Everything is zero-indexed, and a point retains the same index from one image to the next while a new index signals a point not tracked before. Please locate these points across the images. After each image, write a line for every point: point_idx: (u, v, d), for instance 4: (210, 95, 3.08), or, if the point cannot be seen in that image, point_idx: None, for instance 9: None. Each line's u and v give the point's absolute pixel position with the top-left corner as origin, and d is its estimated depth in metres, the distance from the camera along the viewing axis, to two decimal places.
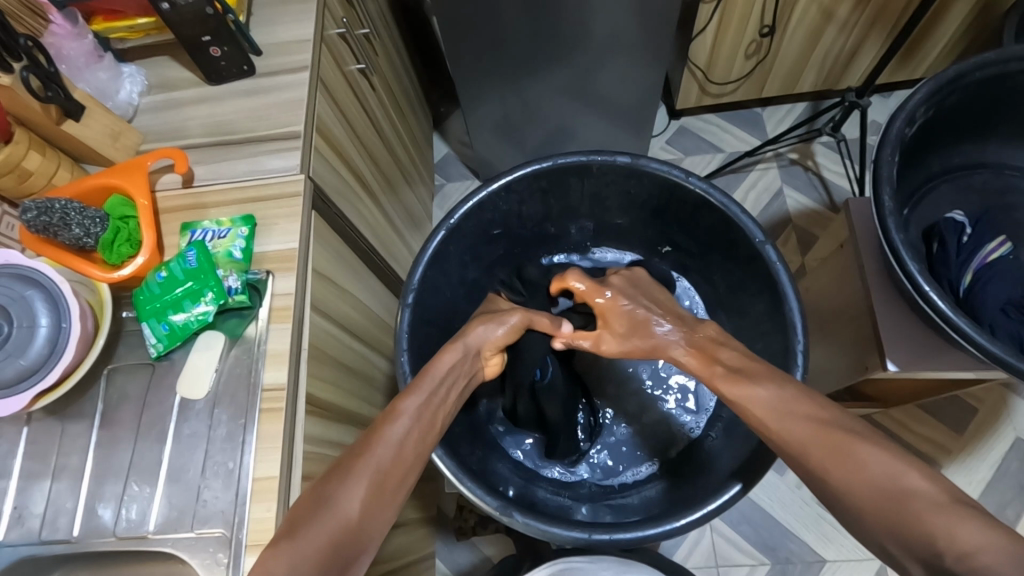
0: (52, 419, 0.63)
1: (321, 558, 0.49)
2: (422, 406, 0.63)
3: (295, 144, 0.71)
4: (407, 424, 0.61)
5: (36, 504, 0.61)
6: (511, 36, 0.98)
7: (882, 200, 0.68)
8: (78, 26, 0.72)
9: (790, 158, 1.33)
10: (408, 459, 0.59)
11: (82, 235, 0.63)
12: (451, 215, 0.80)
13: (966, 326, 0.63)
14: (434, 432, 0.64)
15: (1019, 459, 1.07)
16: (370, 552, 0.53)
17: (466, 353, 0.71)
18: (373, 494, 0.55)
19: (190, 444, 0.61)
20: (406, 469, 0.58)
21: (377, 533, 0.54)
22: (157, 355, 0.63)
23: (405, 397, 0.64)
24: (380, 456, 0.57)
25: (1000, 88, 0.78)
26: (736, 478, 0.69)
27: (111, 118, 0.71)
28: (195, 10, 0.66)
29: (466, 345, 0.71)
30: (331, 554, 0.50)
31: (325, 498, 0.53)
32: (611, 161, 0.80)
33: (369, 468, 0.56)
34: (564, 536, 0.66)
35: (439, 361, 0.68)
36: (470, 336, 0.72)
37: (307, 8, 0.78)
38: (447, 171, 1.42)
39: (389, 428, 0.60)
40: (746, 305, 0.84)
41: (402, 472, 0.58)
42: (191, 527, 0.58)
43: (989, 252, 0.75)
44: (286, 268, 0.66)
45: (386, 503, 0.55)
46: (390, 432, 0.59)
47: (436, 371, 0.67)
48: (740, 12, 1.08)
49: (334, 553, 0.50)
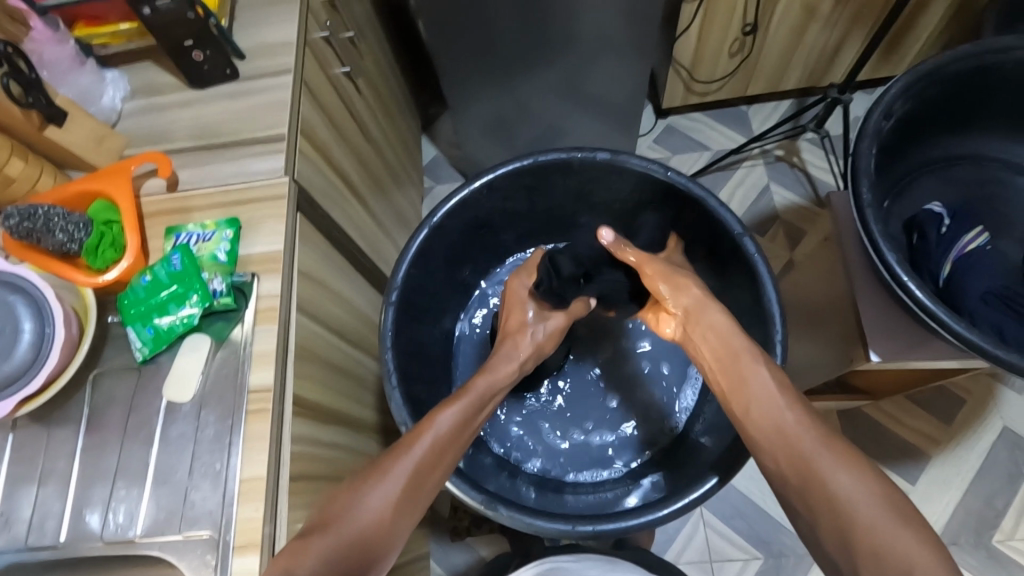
0: (38, 425, 0.63)
1: (350, 549, 0.54)
2: (465, 416, 0.67)
3: (278, 147, 0.72)
4: (443, 436, 0.64)
5: (23, 510, 0.60)
6: (495, 37, 0.98)
7: (861, 192, 0.68)
8: (59, 32, 0.72)
9: (776, 155, 1.34)
10: (442, 464, 0.64)
11: (65, 240, 0.63)
12: (434, 214, 0.80)
13: (944, 314, 0.63)
14: (471, 435, 0.69)
15: (1007, 449, 1.08)
16: (394, 549, 0.58)
17: (520, 370, 0.76)
18: (405, 494, 0.60)
19: (178, 448, 0.61)
20: (438, 473, 0.63)
21: (402, 531, 0.59)
22: (142, 359, 0.63)
23: (444, 407, 0.68)
24: (417, 457, 0.62)
25: (977, 81, 0.79)
26: (713, 471, 0.70)
27: (94, 123, 0.71)
28: (177, 15, 0.66)
29: (520, 360, 0.77)
30: (358, 546, 0.55)
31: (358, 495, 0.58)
32: (592, 157, 0.81)
33: (406, 469, 0.61)
34: (548, 529, 0.67)
35: (483, 376, 0.73)
36: (523, 352, 0.78)
37: (291, 11, 0.78)
38: (436, 173, 1.43)
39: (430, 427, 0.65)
40: (728, 299, 0.85)
41: (433, 475, 0.63)
42: (179, 530, 0.58)
43: (967, 242, 0.76)
44: (272, 270, 0.66)
45: (415, 503, 0.60)
46: (426, 445, 0.63)
47: (478, 386, 0.72)
48: (724, 10, 1.08)
49: (362, 556, 0.55)
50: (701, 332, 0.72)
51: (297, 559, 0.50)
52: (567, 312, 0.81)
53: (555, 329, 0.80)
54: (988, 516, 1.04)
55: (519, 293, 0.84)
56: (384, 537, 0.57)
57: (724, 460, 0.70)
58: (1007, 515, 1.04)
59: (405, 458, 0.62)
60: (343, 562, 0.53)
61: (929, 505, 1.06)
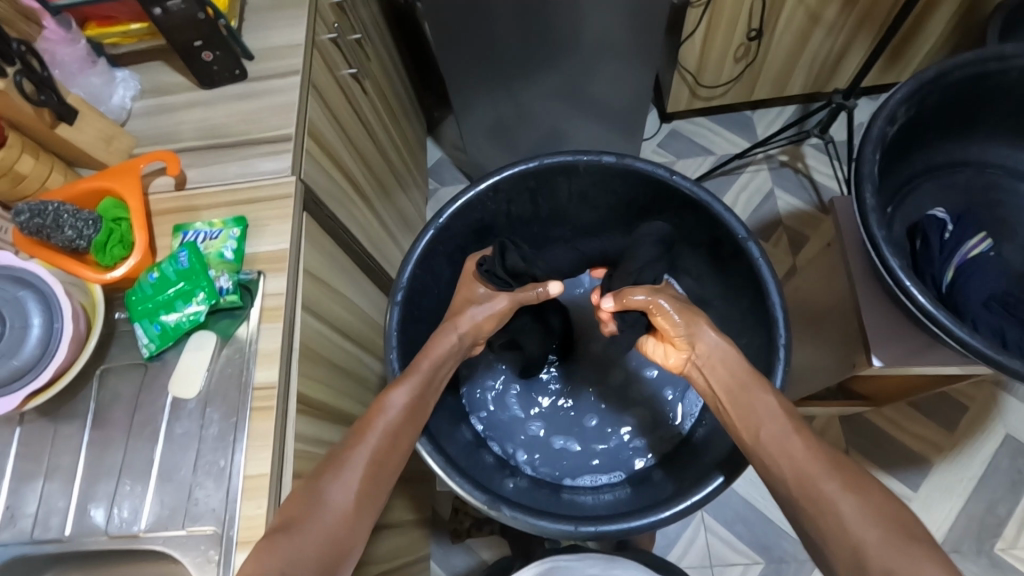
0: (45, 420, 0.64)
1: (318, 540, 0.55)
2: (416, 396, 0.68)
3: (286, 147, 0.72)
4: (395, 418, 0.65)
5: (28, 504, 0.61)
6: (501, 40, 0.99)
7: (865, 197, 0.69)
8: (71, 32, 0.72)
9: (781, 160, 1.34)
10: (397, 447, 0.65)
11: (74, 237, 0.63)
12: (439, 215, 0.81)
13: (947, 320, 0.64)
14: (425, 416, 0.70)
15: (1010, 456, 1.07)
16: (362, 538, 0.59)
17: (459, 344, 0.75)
18: (365, 479, 0.61)
19: (183, 444, 0.61)
20: (396, 456, 0.64)
21: (368, 519, 0.60)
22: (149, 356, 0.64)
23: (393, 388, 0.68)
24: (373, 441, 0.63)
25: (978, 89, 0.79)
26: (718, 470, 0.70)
27: (104, 122, 0.72)
28: (188, 16, 0.67)
29: (459, 333, 0.75)
30: (326, 538, 0.56)
31: (320, 485, 0.58)
32: (597, 161, 0.82)
33: (363, 454, 0.62)
34: (550, 529, 0.67)
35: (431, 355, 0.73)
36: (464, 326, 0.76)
37: (298, 13, 0.79)
38: (441, 174, 1.43)
39: (384, 406, 0.66)
40: (730, 302, 0.85)
41: (392, 456, 0.64)
42: (182, 525, 0.58)
43: (971, 248, 0.76)
44: (279, 269, 0.66)
45: (377, 488, 0.62)
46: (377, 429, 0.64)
47: (426, 365, 0.72)
48: (729, 15, 1.09)
49: (330, 549, 0.56)
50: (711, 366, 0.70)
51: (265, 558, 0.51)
52: (510, 295, 0.77)
53: (498, 311, 0.77)
54: (990, 523, 1.03)
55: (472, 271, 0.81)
56: (350, 527, 0.58)
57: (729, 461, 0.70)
58: (1009, 523, 1.03)
59: (358, 445, 0.63)
60: (312, 554, 0.54)
61: (932, 511, 1.05)
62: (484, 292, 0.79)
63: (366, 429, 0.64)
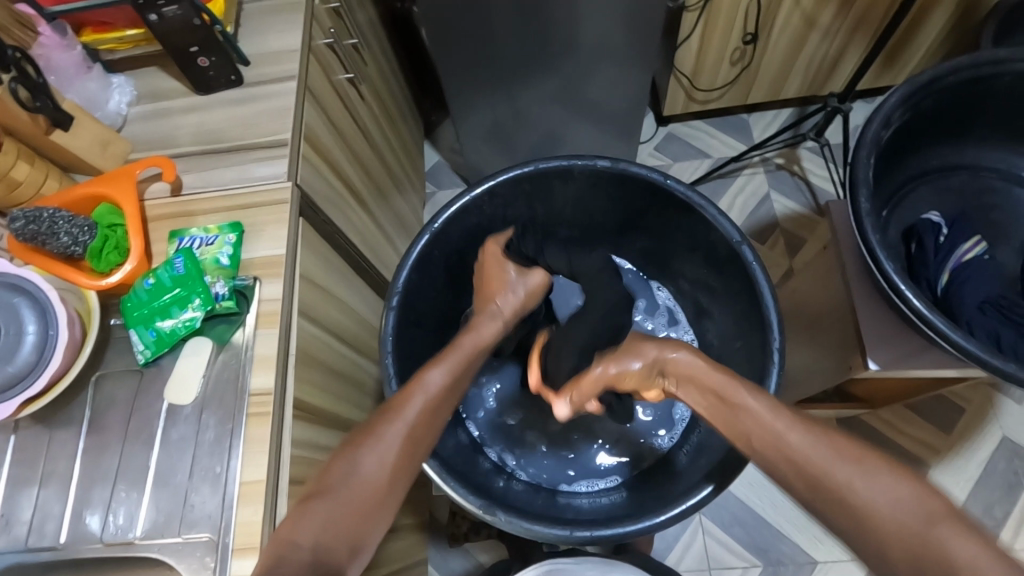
0: (40, 427, 0.63)
1: (352, 510, 0.55)
2: (455, 373, 0.67)
3: (282, 152, 0.72)
4: (434, 394, 0.65)
5: (23, 512, 0.61)
6: (499, 43, 0.99)
7: (860, 202, 0.69)
8: (66, 38, 0.72)
9: (777, 163, 1.35)
10: (431, 425, 0.64)
11: (70, 243, 0.63)
12: (435, 220, 0.81)
13: (941, 323, 0.64)
14: (458, 395, 0.69)
15: (1007, 458, 1.07)
16: (393, 514, 0.58)
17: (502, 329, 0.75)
18: (399, 455, 0.60)
19: (179, 449, 0.61)
20: (429, 433, 0.64)
21: (400, 494, 0.59)
22: (144, 362, 0.64)
23: (432, 365, 0.67)
24: (412, 418, 0.62)
25: (972, 93, 0.79)
26: (715, 475, 0.70)
27: (101, 127, 0.72)
28: (183, 21, 0.67)
29: (504, 318, 0.75)
30: (358, 510, 0.55)
31: (355, 456, 0.58)
32: (592, 165, 0.82)
33: (401, 428, 0.61)
34: (546, 534, 0.67)
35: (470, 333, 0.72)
36: (506, 309, 0.76)
37: (295, 18, 0.79)
38: (438, 178, 1.44)
39: (423, 382, 0.65)
40: (726, 307, 0.85)
41: (427, 435, 0.63)
42: (178, 532, 0.58)
43: (965, 251, 0.77)
44: (274, 274, 0.66)
45: (411, 465, 0.61)
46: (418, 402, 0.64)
47: (467, 342, 0.71)
48: (725, 19, 1.09)
49: (359, 521, 0.55)
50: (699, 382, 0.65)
51: (293, 529, 0.52)
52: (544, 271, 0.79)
53: (535, 288, 0.77)
54: (988, 525, 1.04)
55: (495, 256, 0.79)
56: (383, 501, 0.57)
57: (721, 470, 0.70)
58: (1006, 524, 1.04)
59: (396, 420, 0.61)
60: (342, 527, 0.54)
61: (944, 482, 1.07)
62: (514, 275, 0.77)
63: (407, 403, 0.63)
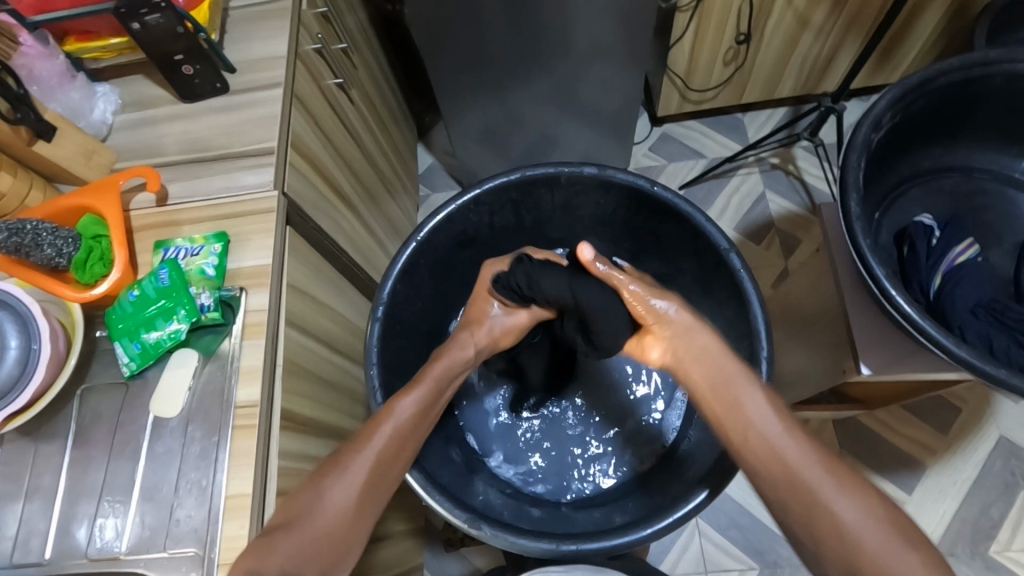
0: (26, 440, 0.63)
1: (314, 551, 0.55)
2: (425, 402, 0.69)
3: (268, 161, 0.72)
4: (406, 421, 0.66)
5: (8, 527, 0.60)
6: (489, 45, 0.98)
7: (850, 206, 0.68)
8: (49, 47, 0.71)
9: (772, 162, 1.34)
10: (402, 455, 0.64)
11: (54, 255, 0.63)
12: (420, 229, 0.81)
13: (931, 328, 0.63)
14: (428, 427, 0.70)
15: (1004, 458, 1.07)
16: (361, 541, 0.59)
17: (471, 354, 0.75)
18: (366, 487, 0.60)
19: (164, 463, 0.61)
20: (399, 464, 0.64)
21: (368, 521, 0.60)
22: (130, 375, 0.63)
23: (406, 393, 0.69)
24: (380, 448, 0.63)
25: (963, 94, 0.79)
26: (701, 486, 0.69)
27: (84, 137, 0.71)
28: (167, 29, 0.67)
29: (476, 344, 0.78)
30: (321, 547, 0.56)
31: (319, 487, 0.58)
32: (579, 172, 0.81)
33: (366, 460, 0.61)
34: (531, 547, 0.67)
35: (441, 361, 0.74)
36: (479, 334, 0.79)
37: (282, 25, 0.78)
38: (432, 181, 1.43)
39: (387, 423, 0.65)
40: (711, 315, 0.86)
41: (397, 461, 0.64)
42: (164, 547, 0.58)
43: (958, 254, 0.75)
44: (260, 284, 0.66)
45: (379, 493, 0.61)
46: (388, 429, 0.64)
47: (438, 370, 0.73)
48: (717, 19, 1.08)
49: (321, 551, 0.55)
50: (692, 358, 0.70)
51: (263, 557, 0.51)
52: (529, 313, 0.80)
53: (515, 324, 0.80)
54: (985, 527, 1.03)
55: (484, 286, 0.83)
56: (347, 536, 0.58)
57: (711, 476, 0.70)
58: (1004, 525, 1.03)
59: (363, 451, 0.62)
60: (305, 559, 0.54)
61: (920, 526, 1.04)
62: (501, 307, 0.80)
63: (379, 430, 0.64)
